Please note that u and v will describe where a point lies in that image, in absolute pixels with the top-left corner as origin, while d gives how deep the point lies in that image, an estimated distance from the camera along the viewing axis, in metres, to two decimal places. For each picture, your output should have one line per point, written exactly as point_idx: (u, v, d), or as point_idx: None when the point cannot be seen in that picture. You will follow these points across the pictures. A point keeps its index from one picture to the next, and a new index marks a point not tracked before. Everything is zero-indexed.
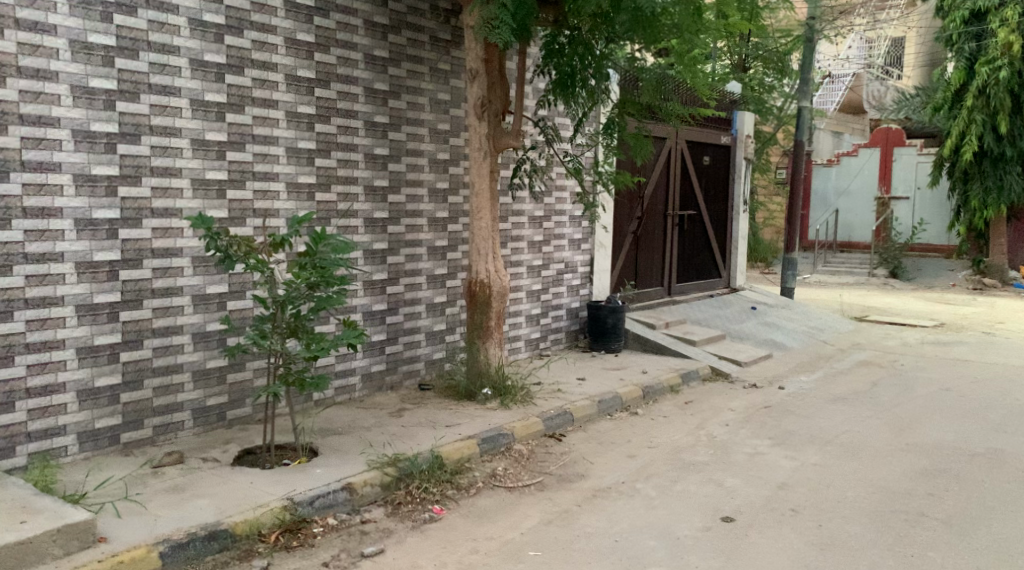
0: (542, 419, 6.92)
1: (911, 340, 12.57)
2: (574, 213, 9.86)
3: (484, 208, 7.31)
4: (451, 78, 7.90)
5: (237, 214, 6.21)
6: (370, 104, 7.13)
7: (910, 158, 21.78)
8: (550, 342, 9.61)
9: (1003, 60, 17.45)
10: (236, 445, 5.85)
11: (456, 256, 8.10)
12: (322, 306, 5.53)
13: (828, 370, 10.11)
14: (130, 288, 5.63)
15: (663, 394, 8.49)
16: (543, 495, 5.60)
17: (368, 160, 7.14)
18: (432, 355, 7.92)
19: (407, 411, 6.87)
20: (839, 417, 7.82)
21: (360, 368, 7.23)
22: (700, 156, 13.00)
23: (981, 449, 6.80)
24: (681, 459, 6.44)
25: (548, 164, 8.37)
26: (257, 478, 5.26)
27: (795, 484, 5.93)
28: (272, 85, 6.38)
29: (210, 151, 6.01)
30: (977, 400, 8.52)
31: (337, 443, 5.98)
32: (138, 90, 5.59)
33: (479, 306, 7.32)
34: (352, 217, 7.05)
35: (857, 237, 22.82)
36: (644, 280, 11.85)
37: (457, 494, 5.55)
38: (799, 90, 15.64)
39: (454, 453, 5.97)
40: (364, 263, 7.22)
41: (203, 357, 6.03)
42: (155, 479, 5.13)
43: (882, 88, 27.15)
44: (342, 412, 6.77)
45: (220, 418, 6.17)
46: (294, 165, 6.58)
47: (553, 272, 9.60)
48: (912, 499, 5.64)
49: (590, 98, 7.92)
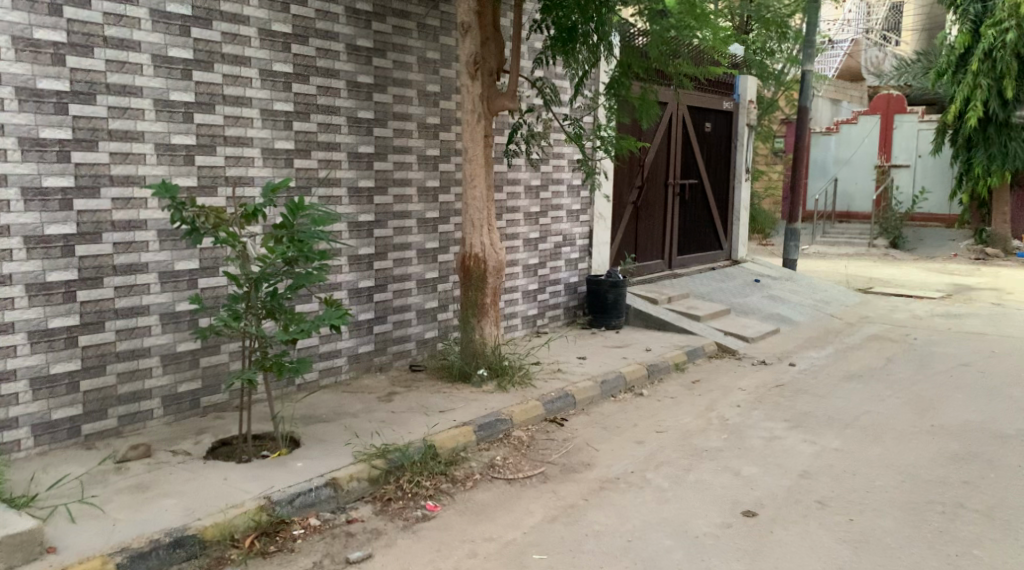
0: (541, 403, 6.44)
1: (920, 312, 12.14)
2: (572, 182, 9.33)
3: (478, 176, 6.76)
4: (441, 35, 7.32)
5: (207, 182, 5.66)
6: (352, 63, 6.56)
7: (911, 125, 21.18)
8: (548, 320, 9.12)
9: (1011, 22, 16.83)
10: (211, 435, 5.35)
11: (448, 228, 7.57)
12: (300, 285, 5.00)
13: (839, 345, 9.66)
14: (88, 265, 5.10)
15: (668, 372, 8.03)
16: (546, 488, 5.13)
17: (351, 124, 6.59)
18: (424, 334, 7.43)
19: (397, 396, 6.38)
20: (857, 396, 7.38)
21: (346, 349, 6.73)
22: (701, 122, 12.44)
23: (1011, 431, 6.37)
24: (692, 445, 5.97)
25: (545, 129, 7.84)
26: (231, 474, 4.76)
27: (818, 472, 5.49)
28: (244, 40, 5.81)
29: (176, 113, 5.45)
30: (999, 377, 8.10)
31: (320, 432, 5.49)
32: (91, 43, 5.02)
33: (473, 282, 6.81)
34: (334, 186, 6.51)
35: (856, 208, 22.33)
36: (643, 253, 11.34)
37: (452, 487, 5.06)
38: (804, 53, 15.05)
39: (448, 441, 5.49)
40: (349, 237, 6.69)
41: (172, 340, 5.51)
42: (117, 476, 4.63)
43: (880, 54, 26.29)
44: (327, 397, 6.27)
45: (194, 405, 5.67)
46: (270, 130, 6.03)
47: (551, 245, 9.08)
48: (947, 488, 5.21)
49: (592, 55, 7.33)
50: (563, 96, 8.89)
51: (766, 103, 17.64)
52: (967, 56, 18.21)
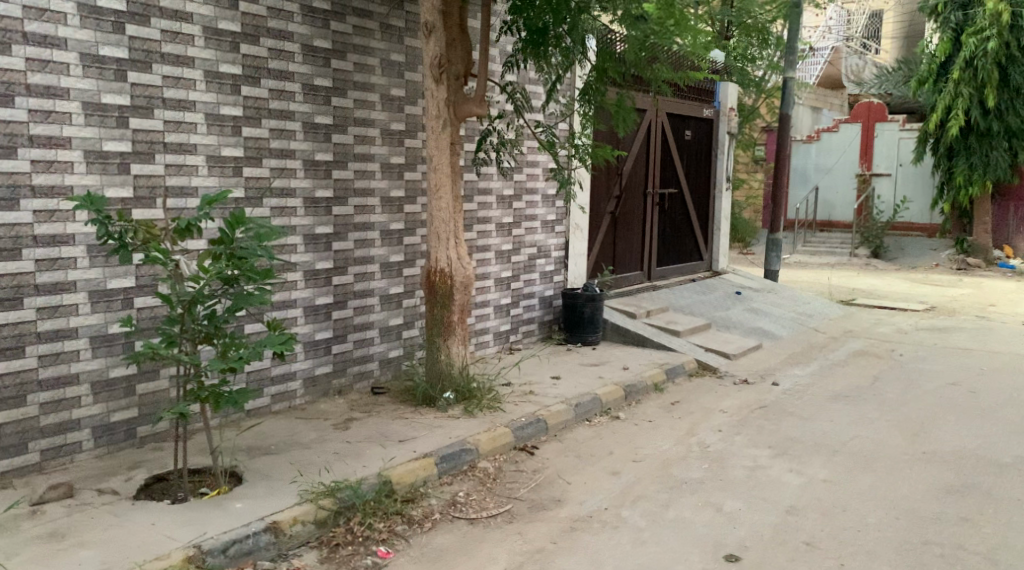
0: (511, 430, 6.00)
1: (905, 326, 11.84)
2: (547, 192, 8.93)
3: (444, 185, 6.31)
4: (406, 36, 6.89)
5: (144, 193, 5.19)
6: (308, 65, 6.11)
7: (892, 133, 20.96)
8: (521, 335, 8.68)
9: (991, 31, 16.67)
10: (145, 470, 4.87)
11: (414, 240, 7.13)
12: (241, 306, 4.54)
13: (823, 362, 9.30)
14: (5, 285, 4.62)
15: (646, 392, 7.63)
16: (512, 529, 4.71)
17: (307, 129, 6.14)
18: (388, 353, 6.98)
19: (355, 422, 5.93)
20: (843, 418, 7.01)
21: (302, 371, 6.27)
22: (681, 130, 12.08)
23: (1007, 458, 6.02)
24: (671, 477, 5.56)
25: (517, 136, 7.43)
26: (161, 517, 4.30)
27: (806, 507, 5.09)
28: (187, 39, 5.35)
29: (108, 117, 4.99)
30: (991, 397, 7.76)
31: (266, 466, 5.02)
32: (8, 39, 4.56)
33: (438, 299, 6.36)
34: (289, 197, 6.06)
35: (837, 216, 22.08)
36: (621, 264, 10.94)
37: (409, 530, 4.63)
38: (787, 60, 14.74)
39: (407, 476, 5.05)
40: (305, 250, 6.23)
41: (104, 365, 5.03)
42: (30, 523, 4.16)
43: (860, 62, 26.23)
44: (278, 424, 5.81)
45: (130, 436, 5.18)
46: (216, 136, 5.57)
47: (524, 258, 8.66)
48: (943, 526, 4.84)
49: (565, 58, 6.99)
50: (537, 102, 8.50)
51: (747, 110, 17.38)
52: (948, 64, 17.99)
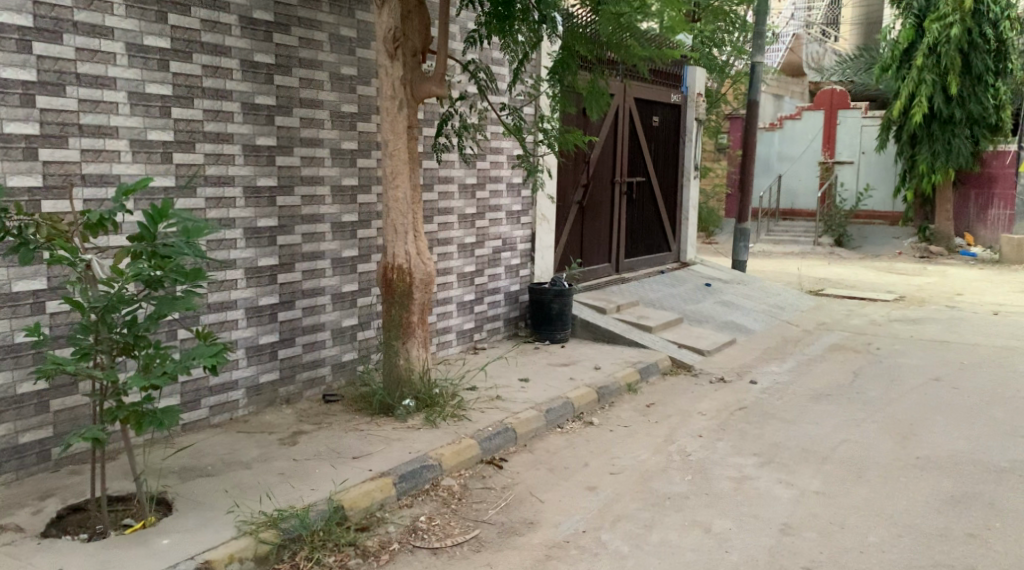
0: (477, 441, 5.46)
1: (878, 317, 11.53)
2: (512, 180, 8.40)
3: (401, 173, 5.72)
4: (357, 10, 6.30)
5: (56, 182, 4.56)
6: (247, 39, 5.48)
7: (855, 121, 20.78)
8: (486, 333, 8.14)
9: (954, 16, 16.46)
10: (59, 500, 4.24)
11: (369, 233, 6.55)
12: (164, 312, 3.91)
13: (801, 357, 8.91)
14: None
15: (619, 394, 7.14)
16: (480, 560, 4.18)
17: (247, 111, 5.52)
18: (341, 357, 6.39)
19: (304, 436, 5.35)
20: (829, 420, 6.60)
21: (244, 380, 5.66)
22: (649, 116, 11.60)
23: (1004, 463, 5.64)
24: (653, 491, 5.09)
25: (481, 120, 6.83)
26: (73, 558, 3.71)
27: (801, 525, 4.64)
28: (103, 6, 4.70)
29: (9, 94, 4.35)
30: (975, 394, 7.42)
31: (201, 492, 4.43)
32: None
33: (396, 298, 5.78)
34: (228, 185, 5.45)
35: (800, 204, 21.81)
36: (589, 257, 10.45)
37: (363, 564, 4.10)
38: (754, 44, 14.35)
39: (362, 500, 4.50)
40: (246, 245, 5.61)
41: (10, 379, 4.40)
42: None
43: (820, 49, 26.07)
44: (217, 441, 5.20)
45: (43, 459, 4.54)
46: (141, 117, 4.93)
47: (488, 251, 8.12)
48: (950, 544, 4.43)
49: (532, 35, 6.43)
50: (500, 84, 7.98)
51: (711, 97, 17.00)
52: (912, 50, 17.78)
